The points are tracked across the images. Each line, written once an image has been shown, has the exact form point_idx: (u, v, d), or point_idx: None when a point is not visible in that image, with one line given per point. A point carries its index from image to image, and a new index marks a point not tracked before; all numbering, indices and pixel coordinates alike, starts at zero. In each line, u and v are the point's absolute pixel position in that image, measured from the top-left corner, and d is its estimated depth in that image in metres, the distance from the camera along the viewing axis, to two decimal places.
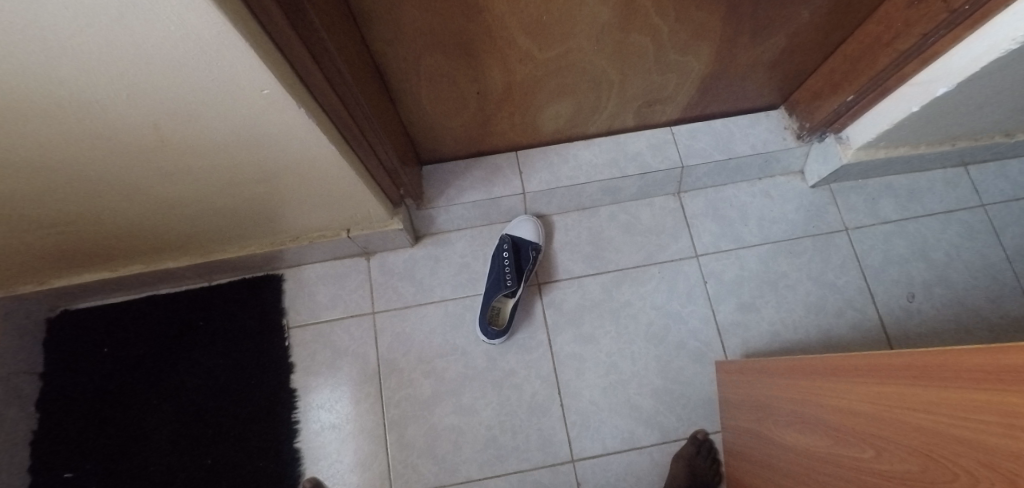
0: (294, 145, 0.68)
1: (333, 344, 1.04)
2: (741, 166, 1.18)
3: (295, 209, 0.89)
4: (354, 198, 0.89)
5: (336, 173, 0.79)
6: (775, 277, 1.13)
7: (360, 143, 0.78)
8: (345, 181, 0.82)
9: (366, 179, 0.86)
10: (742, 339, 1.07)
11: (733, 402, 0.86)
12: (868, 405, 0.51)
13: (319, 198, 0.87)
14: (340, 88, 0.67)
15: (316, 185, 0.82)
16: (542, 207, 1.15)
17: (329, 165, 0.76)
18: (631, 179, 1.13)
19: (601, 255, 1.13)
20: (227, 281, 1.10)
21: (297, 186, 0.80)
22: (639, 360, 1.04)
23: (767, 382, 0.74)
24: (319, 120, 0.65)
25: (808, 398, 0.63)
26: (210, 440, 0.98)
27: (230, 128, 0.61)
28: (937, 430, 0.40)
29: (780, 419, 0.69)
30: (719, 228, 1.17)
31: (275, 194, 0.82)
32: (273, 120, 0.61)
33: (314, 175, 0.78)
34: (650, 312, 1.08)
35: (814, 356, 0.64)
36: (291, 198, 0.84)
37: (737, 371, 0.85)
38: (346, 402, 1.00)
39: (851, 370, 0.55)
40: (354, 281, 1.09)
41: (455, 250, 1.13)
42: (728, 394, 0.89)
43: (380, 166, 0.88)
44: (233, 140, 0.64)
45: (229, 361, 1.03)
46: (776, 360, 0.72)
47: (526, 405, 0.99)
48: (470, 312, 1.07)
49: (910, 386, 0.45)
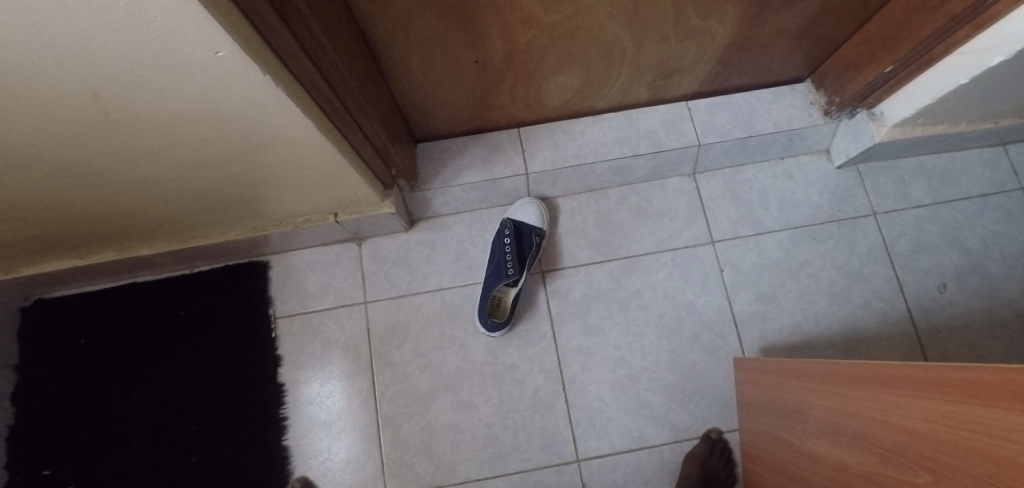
0: (264, 119, 0.60)
1: (323, 335, 0.98)
2: (762, 145, 1.09)
3: (275, 191, 0.81)
4: (339, 179, 0.81)
5: (317, 151, 0.71)
6: (797, 266, 1.05)
7: (342, 118, 0.70)
8: (328, 160, 0.74)
9: (352, 158, 0.77)
10: (760, 332, 1.00)
11: (754, 403, 0.79)
12: (915, 423, 0.44)
13: (302, 179, 0.78)
14: (317, 54, 0.58)
15: (296, 166, 0.74)
16: (546, 189, 1.06)
17: (307, 142, 0.67)
18: (643, 159, 1.04)
19: (610, 241, 1.05)
20: (210, 268, 1.03)
21: (274, 166, 0.72)
22: (650, 354, 0.97)
23: (797, 385, 0.67)
24: (292, 91, 0.57)
25: (846, 408, 0.56)
26: (194, 438, 0.92)
27: (188, 100, 0.53)
28: (987, 456, 0.34)
29: (811, 427, 0.62)
30: (738, 212, 1.08)
31: (252, 175, 0.74)
32: (237, 90, 0.53)
33: (293, 154, 0.70)
34: (663, 302, 1.00)
35: (852, 360, 0.56)
36: (270, 179, 0.76)
37: (761, 370, 0.78)
38: (337, 398, 0.94)
39: (897, 381, 0.47)
40: (345, 268, 1.02)
41: (453, 235, 1.05)
42: (749, 393, 0.82)
43: (367, 144, 0.79)
44: (193, 113, 0.55)
45: (213, 353, 0.97)
46: (810, 366, 0.65)
47: (529, 402, 0.93)
48: (469, 302, 1.00)
49: (958, 404, 0.38)
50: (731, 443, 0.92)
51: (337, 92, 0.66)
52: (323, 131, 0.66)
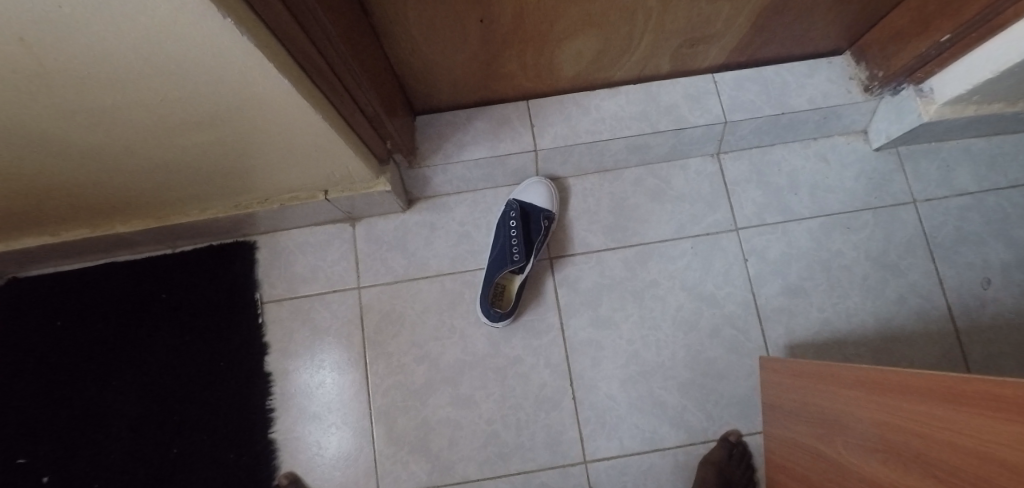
0: (233, 80, 0.51)
1: (313, 321, 0.91)
2: (794, 124, 0.99)
3: (256, 165, 0.73)
4: (327, 153, 0.73)
5: (300, 121, 0.62)
6: (828, 257, 0.96)
7: (329, 82, 0.61)
8: (312, 131, 0.66)
9: (342, 129, 0.69)
10: (785, 328, 0.92)
11: (786, 408, 0.72)
12: (962, 438, 0.37)
13: (285, 151, 0.70)
14: (301, 10, 0.49)
15: (276, 137, 0.66)
16: (556, 168, 0.97)
17: (286, 110, 0.59)
18: (664, 136, 0.94)
19: (624, 226, 0.96)
20: (193, 248, 0.96)
21: (251, 136, 0.64)
22: (666, 350, 0.89)
23: (837, 393, 0.59)
24: (267, 48, 0.48)
25: (892, 421, 0.48)
26: (175, 428, 0.87)
27: (138, 52, 0.44)
28: None
29: (851, 440, 0.55)
30: (765, 197, 0.99)
31: (228, 146, 0.66)
32: (195, 41, 0.43)
33: (272, 123, 0.62)
34: (681, 294, 0.92)
35: (903, 368, 0.49)
36: (249, 152, 0.68)
37: (795, 373, 0.71)
38: (328, 390, 0.88)
39: (949, 392, 0.40)
40: (338, 251, 0.95)
41: (454, 216, 0.97)
42: (779, 396, 0.74)
43: (358, 113, 0.71)
44: (148, 68, 0.47)
45: (197, 339, 0.91)
46: (857, 368, 0.56)
47: (534, 398, 0.87)
48: (471, 290, 0.92)
49: (1010, 419, 0.32)
50: (751, 447, 0.85)
51: (323, 53, 0.57)
52: (306, 98, 0.58)
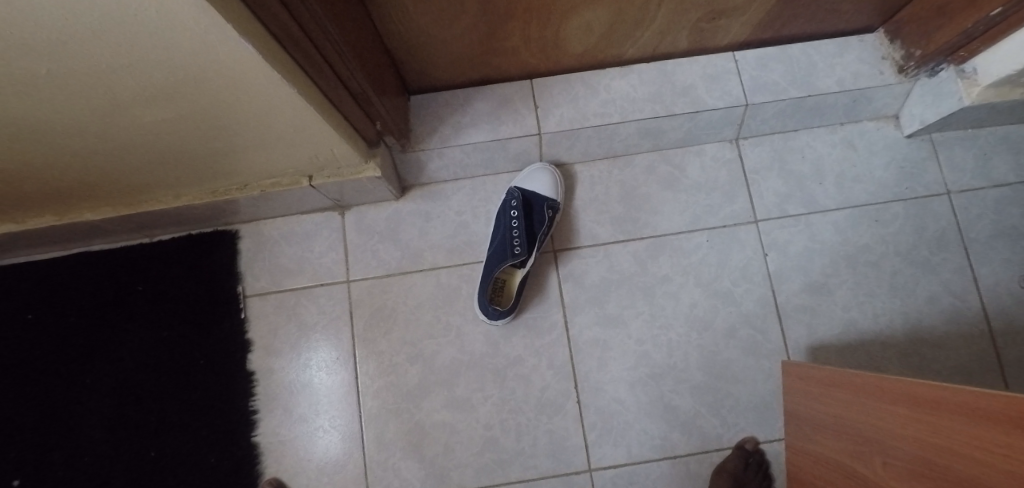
0: (194, 53, 0.44)
1: (299, 317, 0.85)
2: (821, 107, 0.91)
3: (230, 149, 0.66)
4: (309, 135, 0.65)
5: (275, 100, 0.55)
6: (855, 252, 0.89)
7: (308, 55, 0.53)
8: (289, 111, 0.58)
9: (323, 108, 0.61)
10: (807, 328, 0.85)
11: (813, 419, 0.66)
12: (1012, 463, 0.31)
13: (261, 133, 0.63)
14: None
15: (249, 118, 0.59)
16: (562, 153, 0.90)
17: (257, 87, 0.52)
18: (679, 119, 0.87)
19: (635, 217, 0.89)
20: (172, 237, 0.89)
21: (221, 116, 0.57)
22: (678, 351, 0.83)
23: (871, 407, 0.53)
24: (236, 20, 0.40)
25: (931, 440, 0.42)
26: (153, 430, 0.81)
27: (76, 22, 0.37)
28: None
29: (883, 460, 0.49)
30: (787, 187, 0.92)
31: (198, 127, 0.59)
32: (144, 9, 0.36)
33: (244, 101, 0.55)
34: (695, 291, 0.86)
35: (945, 382, 0.42)
36: (221, 133, 0.61)
37: (825, 382, 0.64)
38: (314, 391, 0.82)
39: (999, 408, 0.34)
40: (326, 241, 0.88)
41: (451, 205, 0.90)
42: (807, 406, 0.68)
43: (342, 90, 0.63)
44: (87, 40, 0.39)
45: (176, 335, 0.85)
46: (899, 379, 0.49)
47: (535, 402, 0.81)
48: (468, 285, 0.86)
49: None
50: (769, 456, 0.79)
51: (302, 22, 0.49)
52: (282, 75, 0.50)
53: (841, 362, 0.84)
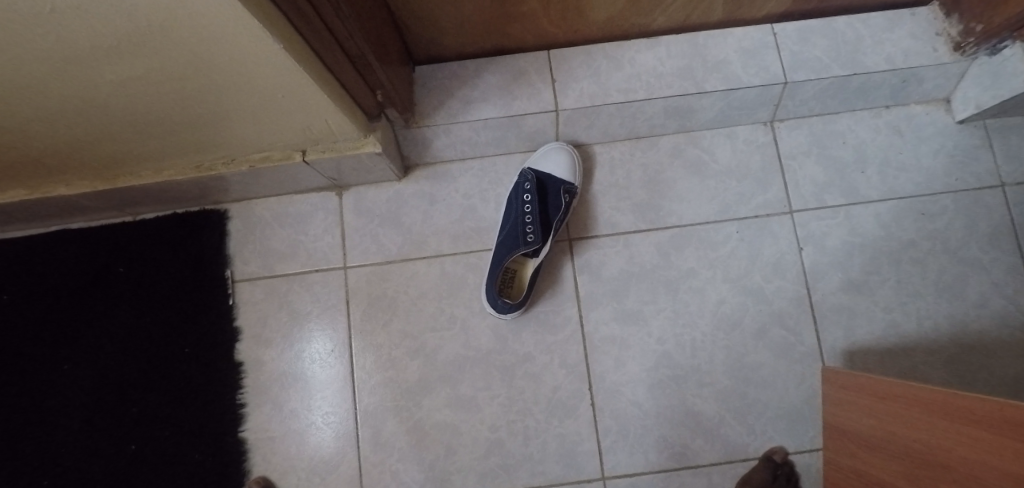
0: (160, 4, 0.36)
1: (292, 305, 0.79)
2: (867, 89, 0.83)
3: (211, 117, 0.58)
4: (299, 104, 0.58)
5: (261, 63, 0.48)
6: (898, 249, 0.81)
7: (303, 14, 0.45)
8: (276, 76, 0.51)
9: (318, 75, 0.53)
10: (844, 330, 0.78)
11: (856, 434, 0.58)
12: None
13: (246, 101, 0.56)
14: None
15: (230, 81, 0.51)
16: (580, 133, 0.82)
17: (236, 46, 0.44)
18: (711, 98, 0.78)
19: (658, 204, 0.81)
20: (156, 215, 0.83)
21: (198, 78, 0.50)
22: (702, 352, 0.76)
23: (925, 426, 0.44)
24: None
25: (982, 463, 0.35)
26: (134, 422, 0.76)
27: None
28: None
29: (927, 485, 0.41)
30: (826, 175, 0.84)
31: (173, 90, 0.51)
32: None
33: (224, 63, 0.47)
34: (722, 287, 0.78)
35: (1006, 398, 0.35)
36: (200, 99, 0.54)
37: (877, 394, 0.55)
38: (307, 386, 0.76)
39: None
40: (322, 224, 0.81)
41: (458, 187, 0.83)
42: (854, 419, 0.59)
43: (341, 54, 0.55)
44: None
45: (159, 321, 0.79)
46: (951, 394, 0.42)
47: (546, 404, 0.74)
48: (475, 274, 0.79)
49: None
50: (799, 468, 0.73)
51: None
52: (270, 37, 0.43)
53: (880, 368, 0.77)
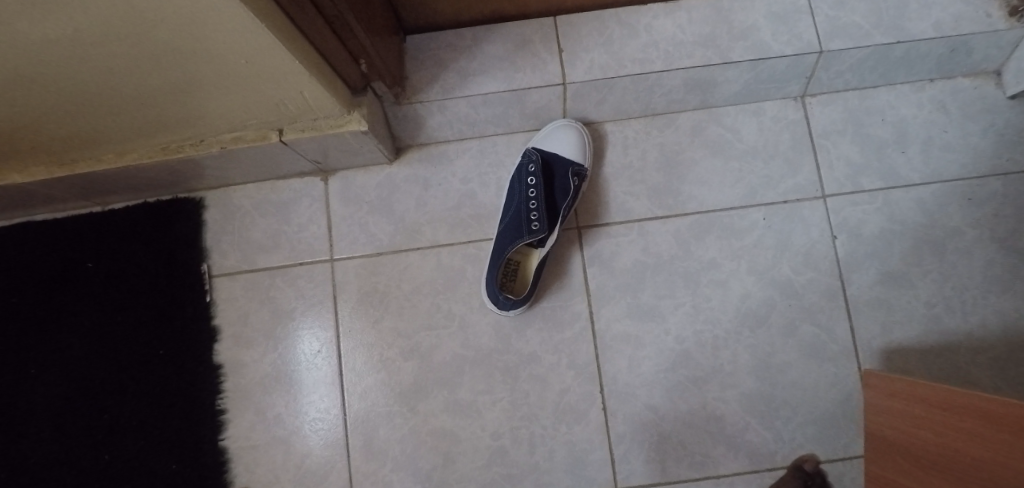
0: None
1: (274, 301, 0.72)
2: (913, 59, 0.73)
3: (168, 93, 0.50)
4: (270, 79, 0.50)
5: (219, 30, 0.40)
6: (943, 237, 0.73)
7: None
8: (239, 46, 0.43)
9: (294, 44, 0.45)
10: (881, 327, 0.71)
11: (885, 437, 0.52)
12: None
13: (207, 74, 0.48)
14: None
15: (182, 50, 0.43)
16: (590, 109, 0.74)
17: (180, 8, 0.35)
18: (738, 70, 0.69)
19: (676, 188, 0.74)
20: (127, 204, 0.76)
21: (141, 47, 0.41)
22: (725, 351, 0.69)
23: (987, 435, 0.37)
24: None
25: None
26: (107, 430, 0.70)
27: None
28: None
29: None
30: (863, 155, 0.75)
31: (120, 63, 0.44)
32: None
33: (173, 31, 0.39)
34: (747, 280, 0.71)
35: None
36: (153, 72, 0.46)
37: (939, 403, 0.44)
38: (293, 389, 0.70)
39: None
40: (306, 212, 0.74)
41: (455, 171, 0.75)
42: (909, 432, 0.49)
43: (319, 19, 0.46)
44: None
45: (131, 320, 0.72)
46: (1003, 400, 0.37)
47: (553, 408, 0.68)
48: (475, 267, 0.72)
49: None
50: (831, 478, 0.66)
51: None
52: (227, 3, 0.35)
53: (921, 369, 0.70)
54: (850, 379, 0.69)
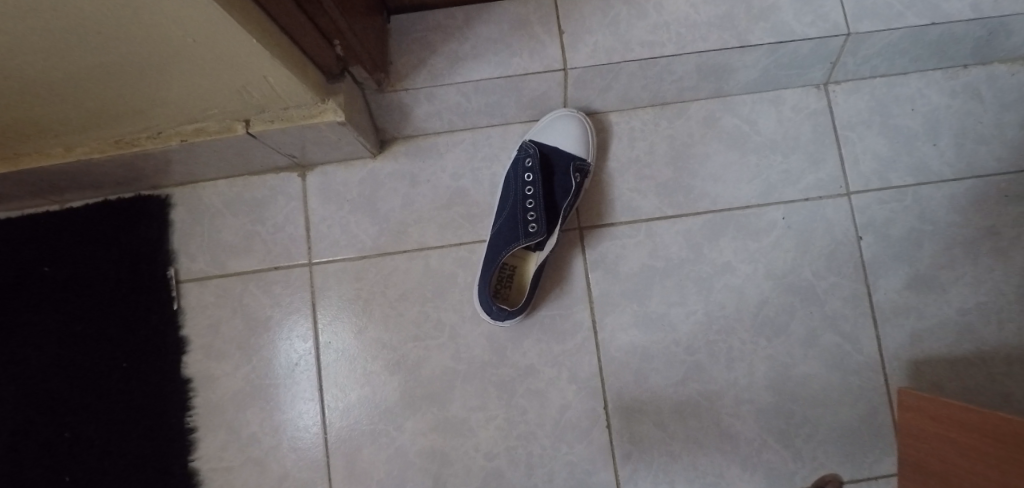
0: None
1: (248, 309, 0.66)
2: (951, 43, 0.64)
3: (102, 78, 0.42)
4: (230, 65, 0.43)
5: (161, 14, 0.33)
6: (978, 238, 0.67)
7: None
8: (188, 31, 0.36)
9: (258, 28, 0.38)
10: (909, 337, 0.65)
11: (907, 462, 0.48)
12: None
13: (154, 62, 0.41)
14: None
15: (106, 29, 0.34)
16: (593, 98, 0.67)
17: None
18: (755, 54, 0.61)
19: (687, 185, 0.67)
20: (86, 202, 0.69)
21: (49, 26, 0.33)
22: (740, 363, 0.64)
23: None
24: None
25: None
26: (68, 449, 0.64)
27: None
28: None
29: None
30: (891, 149, 0.69)
31: (46, 51, 0.36)
32: None
33: (105, 17, 0.32)
34: (764, 286, 0.65)
35: None
36: (89, 60, 0.39)
37: (989, 434, 0.38)
38: (269, 404, 0.64)
39: None
40: (282, 210, 0.67)
41: (445, 166, 0.69)
42: (949, 461, 0.43)
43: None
44: None
45: (92, 330, 0.66)
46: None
47: (553, 426, 0.62)
48: (467, 272, 0.66)
49: None
50: None
51: None
52: None
53: (954, 383, 0.64)
54: (875, 393, 0.63)
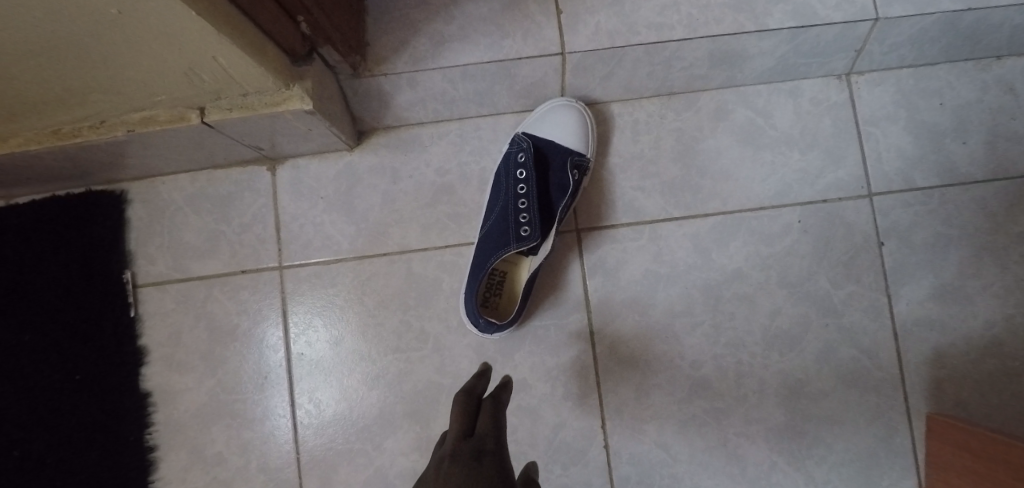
0: None
1: (212, 317, 0.60)
2: (989, 31, 0.58)
3: (10, 63, 0.35)
4: (174, 48, 0.37)
5: None
6: (1007, 245, 0.61)
7: None
8: (113, 10, 0.30)
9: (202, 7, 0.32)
10: (931, 352, 0.60)
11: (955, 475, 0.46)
12: None
13: (80, 44, 0.34)
14: None
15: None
16: (593, 87, 0.60)
17: None
18: (773, 39, 0.54)
19: (694, 184, 0.62)
20: (32, 198, 0.62)
21: None
22: (749, 379, 0.59)
23: None
24: None
25: None
26: (16, 469, 0.58)
27: None
28: None
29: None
30: (916, 147, 0.63)
31: None
32: None
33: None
34: (777, 295, 0.60)
35: None
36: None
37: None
38: (237, 420, 0.59)
39: None
40: (250, 208, 0.61)
41: (430, 160, 0.62)
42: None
43: None
44: None
45: (42, 340, 0.60)
46: None
47: (546, 446, 0.57)
48: (453, 277, 0.60)
49: None
50: None
51: None
52: None
53: (978, 401, 0.59)
54: (894, 412, 0.59)
